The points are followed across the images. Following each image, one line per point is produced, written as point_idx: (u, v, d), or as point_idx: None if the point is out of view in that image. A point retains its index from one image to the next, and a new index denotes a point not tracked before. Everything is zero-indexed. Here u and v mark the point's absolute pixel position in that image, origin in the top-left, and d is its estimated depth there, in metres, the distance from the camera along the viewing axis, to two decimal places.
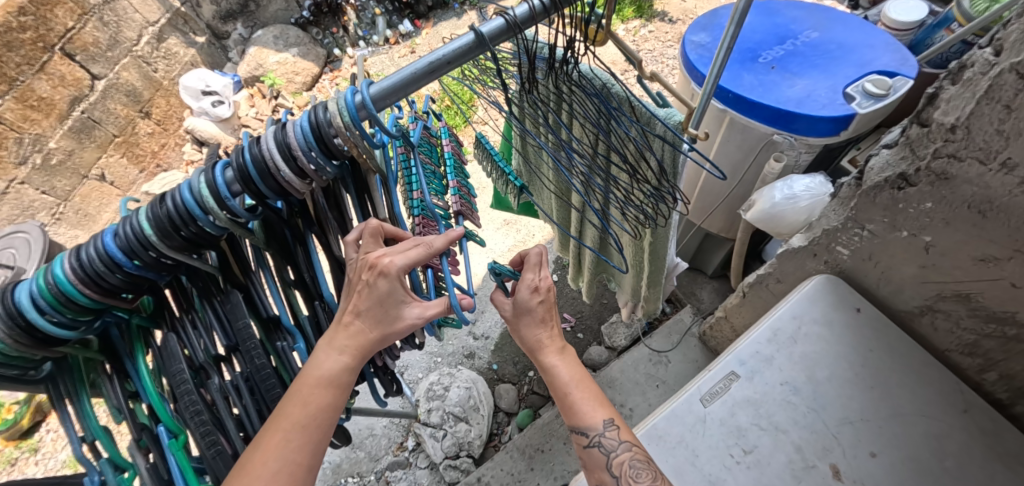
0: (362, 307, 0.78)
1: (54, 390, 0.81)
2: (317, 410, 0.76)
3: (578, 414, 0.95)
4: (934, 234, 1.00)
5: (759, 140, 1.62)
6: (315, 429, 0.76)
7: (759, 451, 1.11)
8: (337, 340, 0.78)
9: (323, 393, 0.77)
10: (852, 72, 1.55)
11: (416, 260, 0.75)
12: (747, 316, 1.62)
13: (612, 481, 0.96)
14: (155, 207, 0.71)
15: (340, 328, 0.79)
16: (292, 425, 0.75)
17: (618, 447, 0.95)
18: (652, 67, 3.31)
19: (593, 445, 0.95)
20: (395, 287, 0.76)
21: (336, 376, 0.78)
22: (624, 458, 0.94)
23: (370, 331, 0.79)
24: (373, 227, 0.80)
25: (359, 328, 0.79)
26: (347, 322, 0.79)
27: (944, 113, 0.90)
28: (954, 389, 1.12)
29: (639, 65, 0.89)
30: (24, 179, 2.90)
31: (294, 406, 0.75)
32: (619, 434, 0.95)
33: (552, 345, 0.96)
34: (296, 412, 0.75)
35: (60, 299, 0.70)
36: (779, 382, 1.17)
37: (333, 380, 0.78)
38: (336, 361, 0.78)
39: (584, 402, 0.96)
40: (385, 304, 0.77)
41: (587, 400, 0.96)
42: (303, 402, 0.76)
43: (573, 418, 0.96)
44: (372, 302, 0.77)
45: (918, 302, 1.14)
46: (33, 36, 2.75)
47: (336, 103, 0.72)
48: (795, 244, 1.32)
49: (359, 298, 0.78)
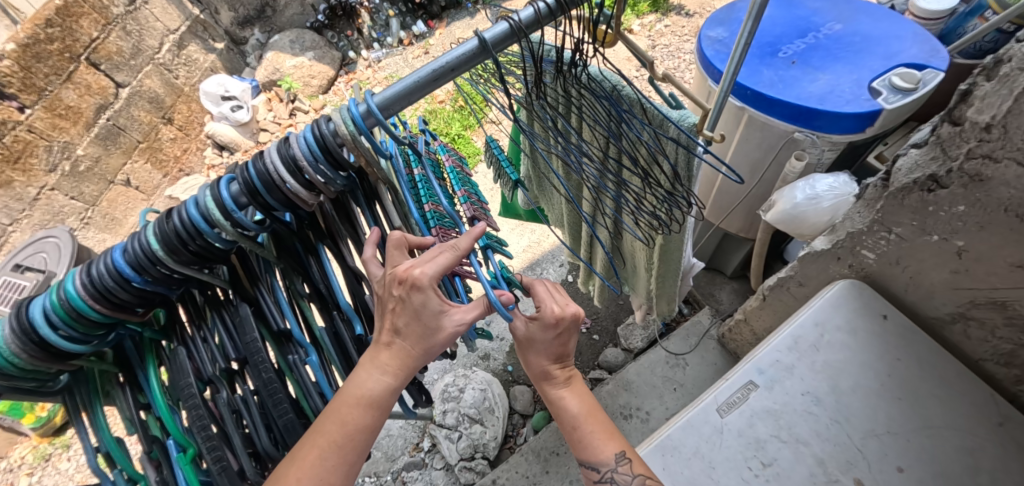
0: (400, 324, 0.77)
1: (71, 401, 0.83)
2: (355, 431, 0.77)
3: (589, 448, 0.97)
4: (967, 238, 0.95)
5: (779, 138, 1.56)
6: (352, 449, 0.77)
7: (779, 464, 1.08)
8: (379, 359, 0.78)
9: (365, 412, 0.77)
10: (878, 65, 1.49)
11: (446, 266, 0.73)
12: (768, 319, 1.57)
13: None
14: (162, 222, 0.71)
15: (381, 349, 0.79)
16: (328, 444, 0.76)
17: (631, 480, 0.96)
18: (668, 63, 3.25)
19: (605, 480, 0.96)
20: (429, 299, 0.74)
21: (378, 398, 0.77)
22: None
23: (406, 346, 0.78)
24: (398, 239, 0.80)
25: (401, 347, 0.78)
26: (386, 343, 0.79)
27: (978, 112, 0.84)
28: (989, 400, 1.06)
29: (650, 66, 0.84)
30: (54, 185, 2.98)
31: (331, 424, 0.76)
32: (631, 468, 0.96)
33: (561, 378, 0.99)
34: (333, 430, 0.76)
35: (71, 314, 0.71)
36: (800, 392, 1.13)
37: (375, 402, 0.77)
38: (378, 381, 0.77)
39: (594, 437, 0.98)
40: (420, 318, 0.75)
41: (597, 434, 0.98)
42: (341, 421, 0.77)
43: (584, 452, 0.98)
44: (409, 316, 0.76)
45: (950, 309, 1.08)
46: (60, 47, 2.83)
47: (342, 114, 0.71)
48: (818, 246, 1.27)
49: (395, 316, 0.77)
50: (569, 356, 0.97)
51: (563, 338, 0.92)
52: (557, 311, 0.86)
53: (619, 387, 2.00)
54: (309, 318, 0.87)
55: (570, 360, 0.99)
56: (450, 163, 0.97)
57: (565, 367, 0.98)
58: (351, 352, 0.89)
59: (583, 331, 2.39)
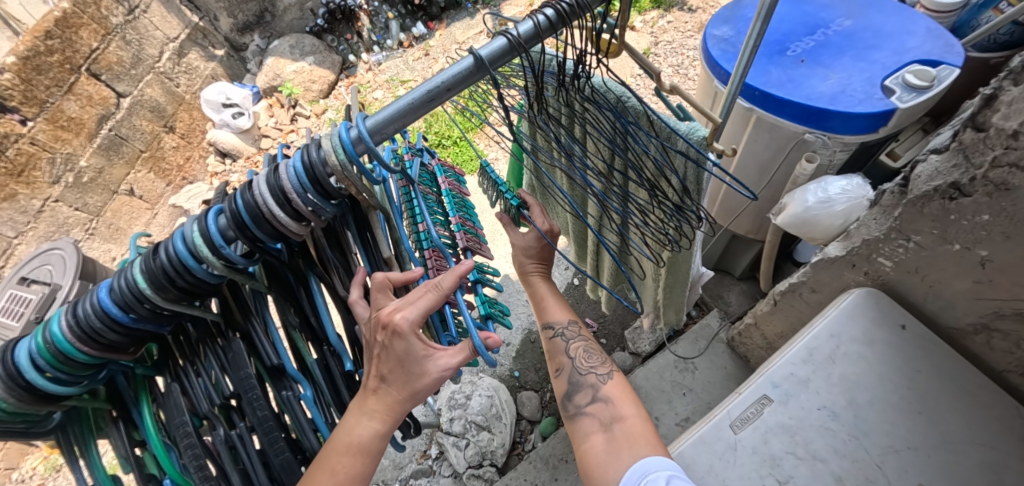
0: (384, 371, 0.77)
1: (64, 438, 0.81)
2: (347, 479, 0.77)
3: (545, 312, 1.25)
4: (991, 248, 0.91)
5: (788, 139, 1.52)
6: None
7: (795, 481, 1.04)
8: (366, 405, 0.78)
9: (353, 459, 0.77)
10: (890, 62, 1.44)
11: (428, 307, 0.73)
12: (778, 324, 1.54)
13: (568, 363, 1.20)
14: (148, 259, 0.68)
15: (368, 394, 0.78)
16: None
17: (575, 339, 1.22)
18: (671, 60, 3.21)
19: (557, 335, 1.23)
20: (413, 345, 0.74)
21: (367, 444, 0.77)
22: (579, 345, 1.21)
23: (395, 392, 0.77)
24: (381, 281, 0.78)
25: (387, 392, 0.78)
26: (373, 387, 0.78)
27: (1004, 118, 0.80)
28: (1013, 414, 1.02)
29: (656, 78, 0.80)
30: (59, 197, 2.98)
31: (322, 474, 0.76)
32: (578, 330, 1.23)
33: (538, 271, 1.24)
34: (323, 480, 0.75)
35: (58, 357, 0.69)
36: (816, 407, 1.09)
37: (364, 448, 0.77)
38: (367, 427, 0.77)
39: (552, 304, 1.25)
40: (404, 364, 0.75)
41: (556, 302, 1.25)
42: (331, 469, 0.76)
43: (543, 313, 1.25)
44: (393, 364, 0.75)
45: (973, 319, 1.04)
46: (60, 58, 2.82)
47: (331, 141, 0.68)
48: (831, 253, 1.24)
49: (379, 362, 0.77)
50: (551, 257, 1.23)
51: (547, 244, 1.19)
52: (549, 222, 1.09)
53: None
54: (299, 350, 0.84)
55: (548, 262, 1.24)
56: (449, 184, 0.95)
57: (543, 266, 1.24)
58: (342, 390, 0.88)
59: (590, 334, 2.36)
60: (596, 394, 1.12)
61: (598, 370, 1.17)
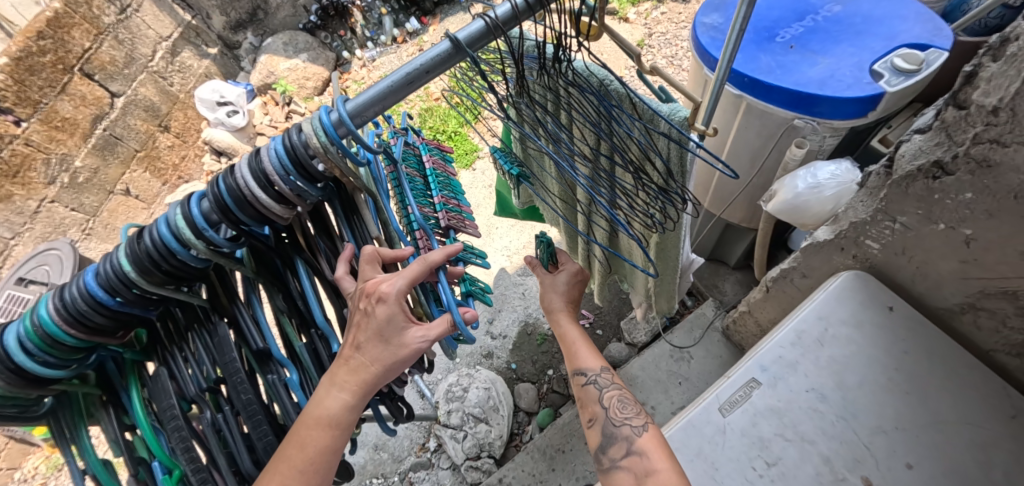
0: (361, 340, 0.77)
1: (56, 424, 0.81)
2: (317, 454, 0.77)
3: (575, 359, 1.12)
4: (975, 227, 0.91)
5: (779, 125, 1.52)
6: (314, 473, 0.76)
7: (784, 463, 1.04)
8: (338, 377, 0.77)
9: (325, 433, 0.77)
10: (880, 47, 1.43)
11: (413, 277, 0.74)
12: (771, 310, 1.54)
13: (602, 413, 1.07)
14: (133, 243, 0.69)
15: (340, 363, 0.78)
16: (288, 469, 0.75)
17: (609, 386, 1.09)
18: (665, 52, 3.20)
19: (589, 383, 1.10)
20: (396, 315, 0.75)
21: (338, 416, 0.77)
22: (613, 394, 1.07)
23: (368, 362, 0.77)
24: (371, 253, 0.79)
25: (360, 363, 0.77)
26: (347, 357, 0.78)
27: (984, 94, 0.80)
28: (1001, 393, 1.02)
29: (637, 59, 0.80)
30: (54, 197, 2.98)
31: (292, 449, 0.76)
32: (611, 378, 1.10)
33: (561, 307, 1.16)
34: (293, 454, 0.75)
35: (47, 341, 0.70)
36: (804, 389, 1.09)
37: (335, 420, 0.77)
38: (337, 399, 0.77)
39: (584, 352, 1.13)
40: (383, 336, 0.76)
41: (588, 349, 1.13)
42: (301, 444, 0.76)
43: (574, 361, 1.13)
44: (371, 333, 0.76)
45: (960, 299, 1.04)
46: (54, 58, 2.82)
47: (313, 124, 0.69)
48: (820, 237, 1.24)
49: (358, 331, 0.77)
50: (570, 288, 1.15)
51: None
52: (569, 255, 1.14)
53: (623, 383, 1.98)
54: (288, 336, 0.85)
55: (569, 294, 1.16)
56: (432, 162, 0.98)
57: (564, 299, 1.15)
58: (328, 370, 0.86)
59: (586, 326, 2.36)
60: (631, 447, 0.99)
61: (635, 423, 1.03)
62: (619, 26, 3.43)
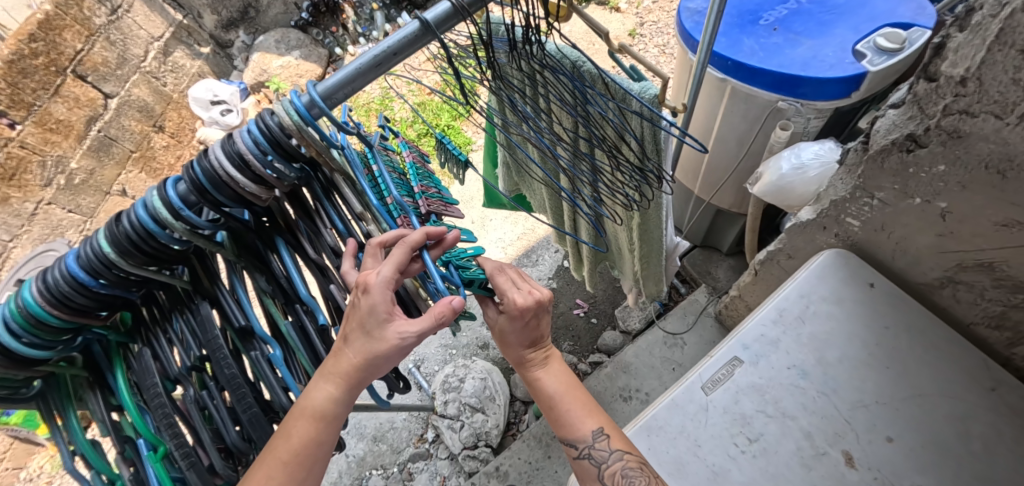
0: (348, 330, 0.79)
1: (45, 407, 0.83)
2: (301, 445, 0.77)
3: (567, 425, 1.00)
4: (950, 199, 0.92)
5: (763, 108, 1.52)
6: (299, 462, 0.78)
7: (765, 439, 1.06)
8: (327, 368, 0.78)
9: (309, 424, 0.77)
10: (863, 27, 1.43)
11: (396, 263, 0.75)
12: (760, 293, 1.55)
13: None
14: (112, 226, 0.70)
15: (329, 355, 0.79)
16: (274, 461, 0.76)
17: (610, 456, 0.97)
18: (656, 41, 3.20)
19: (584, 457, 0.99)
20: (377, 305, 0.75)
21: (324, 408, 0.78)
22: (617, 467, 0.96)
23: (353, 355, 0.78)
24: (374, 246, 0.80)
25: (345, 355, 0.78)
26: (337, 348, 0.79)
27: (952, 65, 0.81)
28: (981, 366, 1.05)
29: (607, 38, 0.80)
30: (51, 199, 2.93)
31: (279, 439, 0.77)
32: (609, 444, 0.98)
33: (537, 358, 1.03)
34: (279, 444, 0.77)
35: (31, 322, 0.71)
36: (786, 366, 1.12)
37: (322, 413, 0.78)
38: (322, 390, 0.78)
39: (572, 415, 1.01)
40: (365, 326, 0.76)
41: (575, 411, 1.01)
42: (287, 435, 0.77)
43: (563, 430, 1.01)
44: (355, 324, 0.77)
45: (938, 274, 1.06)
46: (45, 61, 2.82)
47: (284, 106, 0.69)
48: (804, 217, 1.25)
49: (346, 320, 0.79)
50: (544, 338, 1.01)
51: (532, 322, 0.95)
52: (518, 302, 0.88)
53: (617, 370, 1.99)
54: (272, 315, 0.84)
55: (545, 342, 1.02)
56: (411, 157, 1.00)
57: (540, 350, 1.02)
58: (317, 346, 0.85)
59: (581, 315, 2.37)
60: None
61: None
62: (611, 15, 3.41)
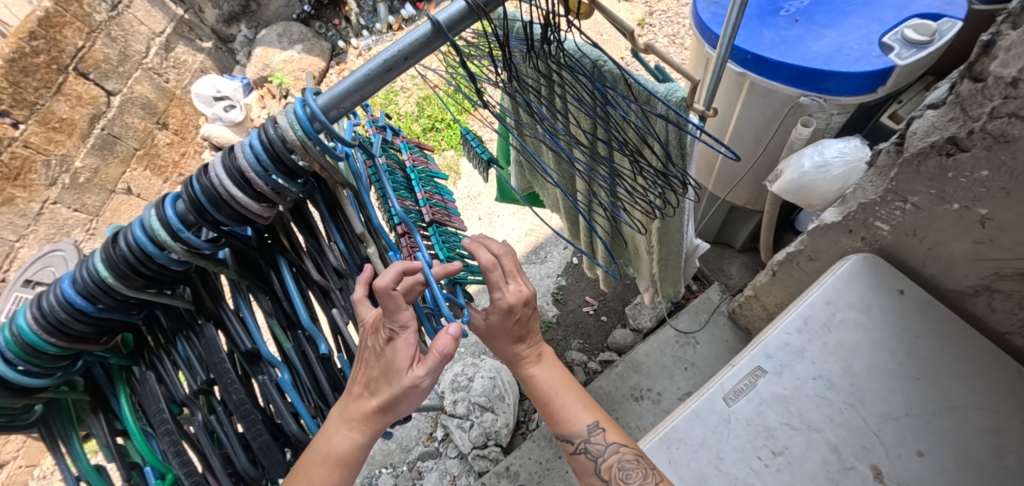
0: (370, 377, 0.78)
1: (47, 431, 0.80)
2: None
3: (561, 421, 0.99)
4: (991, 206, 0.88)
5: (783, 104, 1.46)
6: None
7: (790, 452, 1.03)
8: (347, 414, 0.78)
9: (331, 471, 0.79)
10: (889, 17, 1.36)
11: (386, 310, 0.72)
12: (779, 295, 1.50)
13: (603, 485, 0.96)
14: (108, 248, 0.66)
15: (351, 401, 0.79)
16: None
17: (607, 450, 0.96)
18: (666, 30, 3.11)
19: (581, 452, 0.97)
20: (400, 353, 0.75)
21: (346, 455, 0.79)
22: (613, 461, 0.95)
23: (375, 401, 0.78)
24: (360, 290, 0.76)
25: (368, 402, 0.78)
26: (358, 393, 0.79)
27: (1002, 65, 0.77)
28: (1017, 377, 1.00)
29: (631, 37, 0.75)
30: (56, 199, 2.91)
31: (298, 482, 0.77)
32: (606, 438, 0.96)
33: (531, 356, 1.00)
34: None
35: (27, 350, 0.68)
36: (811, 376, 1.07)
37: (344, 459, 0.79)
38: (346, 437, 0.78)
39: (566, 410, 0.99)
40: (387, 374, 0.76)
41: (570, 406, 0.99)
42: (307, 479, 0.77)
43: (558, 426, 0.99)
44: (379, 371, 0.77)
45: (974, 281, 1.01)
46: (47, 59, 2.77)
47: (287, 117, 0.65)
48: (828, 219, 1.20)
49: (367, 368, 0.79)
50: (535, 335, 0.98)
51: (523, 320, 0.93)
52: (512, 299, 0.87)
53: (628, 369, 1.95)
54: (277, 337, 0.81)
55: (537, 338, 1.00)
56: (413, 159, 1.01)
57: (534, 347, 1.00)
58: (319, 373, 0.83)
59: (591, 312, 2.33)
60: None
61: None
62: (619, 4, 3.32)
